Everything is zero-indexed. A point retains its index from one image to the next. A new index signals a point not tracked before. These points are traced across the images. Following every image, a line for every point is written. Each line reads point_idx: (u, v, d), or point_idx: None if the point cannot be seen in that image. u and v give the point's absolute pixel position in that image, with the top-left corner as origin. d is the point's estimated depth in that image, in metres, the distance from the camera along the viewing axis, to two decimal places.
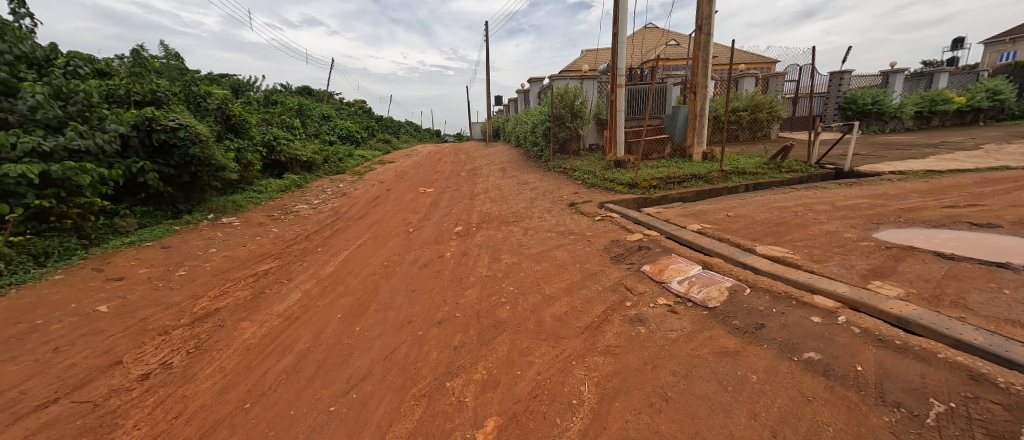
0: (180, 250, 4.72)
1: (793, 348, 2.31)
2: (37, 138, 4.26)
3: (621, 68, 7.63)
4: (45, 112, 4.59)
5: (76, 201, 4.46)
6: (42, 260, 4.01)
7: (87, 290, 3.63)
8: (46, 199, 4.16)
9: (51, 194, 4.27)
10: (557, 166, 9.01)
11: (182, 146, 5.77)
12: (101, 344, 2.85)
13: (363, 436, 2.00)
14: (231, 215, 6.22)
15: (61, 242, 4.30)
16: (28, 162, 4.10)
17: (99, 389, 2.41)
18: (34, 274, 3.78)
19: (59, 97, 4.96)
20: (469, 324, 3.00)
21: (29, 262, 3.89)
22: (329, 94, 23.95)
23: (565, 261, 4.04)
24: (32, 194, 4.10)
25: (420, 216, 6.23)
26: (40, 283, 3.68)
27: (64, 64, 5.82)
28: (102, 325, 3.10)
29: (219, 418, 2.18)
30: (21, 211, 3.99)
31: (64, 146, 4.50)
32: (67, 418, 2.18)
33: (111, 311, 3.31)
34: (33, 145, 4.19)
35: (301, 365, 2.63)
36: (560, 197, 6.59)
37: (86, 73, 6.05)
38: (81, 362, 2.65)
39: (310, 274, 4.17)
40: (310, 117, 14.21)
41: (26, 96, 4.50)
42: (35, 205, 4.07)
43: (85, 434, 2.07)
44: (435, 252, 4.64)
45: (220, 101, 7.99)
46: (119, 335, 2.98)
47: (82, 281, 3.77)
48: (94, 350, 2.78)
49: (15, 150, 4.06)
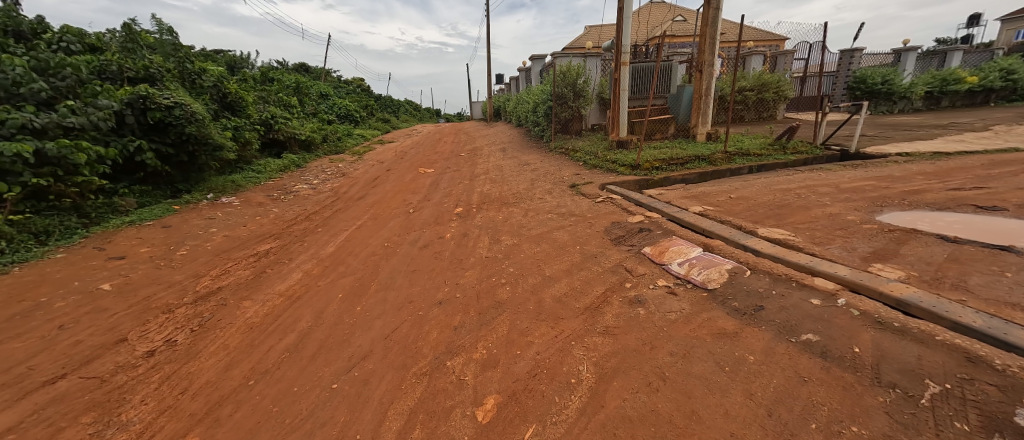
0: (181, 230, 4.73)
1: (791, 329, 2.32)
2: (28, 115, 4.22)
3: (626, 45, 7.43)
4: (34, 88, 4.51)
5: (73, 180, 4.43)
6: (43, 238, 4.03)
7: (90, 269, 3.65)
8: (43, 178, 4.14)
9: (48, 173, 4.25)
10: (558, 146, 8.91)
11: (177, 125, 5.72)
12: (106, 321, 2.89)
13: (365, 413, 2.04)
14: (231, 195, 6.21)
15: (61, 221, 4.30)
16: (21, 139, 4.08)
17: (105, 366, 2.45)
18: (36, 252, 3.81)
19: (47, 72, 4.88)
20: (469, 304, 3.02)
21: (30, 240, 3.91)
22: (327, 72, 23.52)
23: (565, 242, 4.05)
24: (29, 173, 4.07)
25: (420, 197, 6.20)
26: (44, 262, 3.71)
27: (54, 40, 5.76)
28: (105, 304, 3.13)
29: (222, 394, 2.23)
30: (20, 189, 3.98)
31: (57, 123, 4.46)
32: (75, 392, 2.22)
33: (114, 289, 3.34)
34: (25, 122, 4.16)
35: (303, 344, 2.66)
36: (561, 178, 6.55)
37: (78, 49, 5.98)
38: (87, 338, 2.70)
39: (310, 254, 4.17)
40: (307, 96, 14.02)
41: (14, 71, 4.41)
42: (33, 183, 4.06)
43: (96, 407, 2.13)
44: (435, 233, 4.62)
45: (216, 78, 7.86)
46: (123, 313, 3.01)
47: (84, 261, 3.79)
48: (99, 327, 2.82)
49: (6, 127, 4.04)
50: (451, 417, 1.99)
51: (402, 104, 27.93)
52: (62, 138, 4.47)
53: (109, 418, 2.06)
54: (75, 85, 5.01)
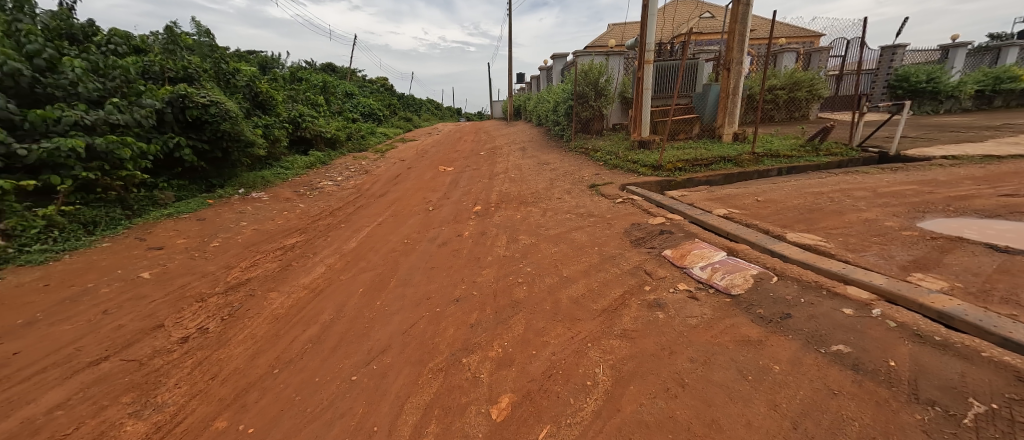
0: (214, 223, 4.91)
1: (820, 339, 2.21)
2: (80, 112, 4.46)
3: (650, 43, 7.28)
4: (86, 87, 4.76)
5: (119, 174, 4.65)
6: (91, 228, 4.25)
7: (131, 258, 3.83)
8: (92, 172, 4.36)
9: (96, 167, 4.46)
10: (579, 146, 8.82)
11: (213, 122, 5.94)
12: (145, 307, 3.02)
13: (383, 406, 2.06)
14: (261, 190, 6.41)
15: (107, 213, 4.52)
16: (73, 135, 4.33)
17: (143, 349, 2.55)
18: (85, 241, 4.02)
19: (97, 72, 5.14)
20: (486, 303, 3.01)
21: (79, 230, 4.13)
22: (352, 72, 24.03)
23: (583, 243, 3.99)
24: (80, 167, 4.30)
25: (440, 195, 6.24)
26: (91, 250, 3.91)
27: (103, 42, 6.07)
28: (145, 291, 3.27)
29: (249, 381, 2.29)
30: (71, 182, 4.21)
31: (105, 120, 4.69)
32: (117, 374, 2.32)
33: (152, 277, 3.49)
34: (77, 119, 4.40)
35: (325, 336, 2.71)
36: (581, 178, 6.48)
37: (123, 51, 6.27)
38: (127, 323, 2.82)
39: (333, 249, 4.25)
40: (333, 95, 14.35)
41: (69, 71, 4.66)
42: (82, 177, 4.28)
43: (134, 389, 2.22)
44: (453, 231, 4.64)
45: (249, 78, 8.13)
46: (160, 300, 3.14)
47: (126, 250, 3.97)
48: (139, 313, 2.95)
49: (61, 123, 4.30)
50: (466, 413, 1.98)
51: (424, 103, 28.26)
52: (108, 133, 4.71)
53: (146, 399, 2.15)
54: (121, 85, 5.26)
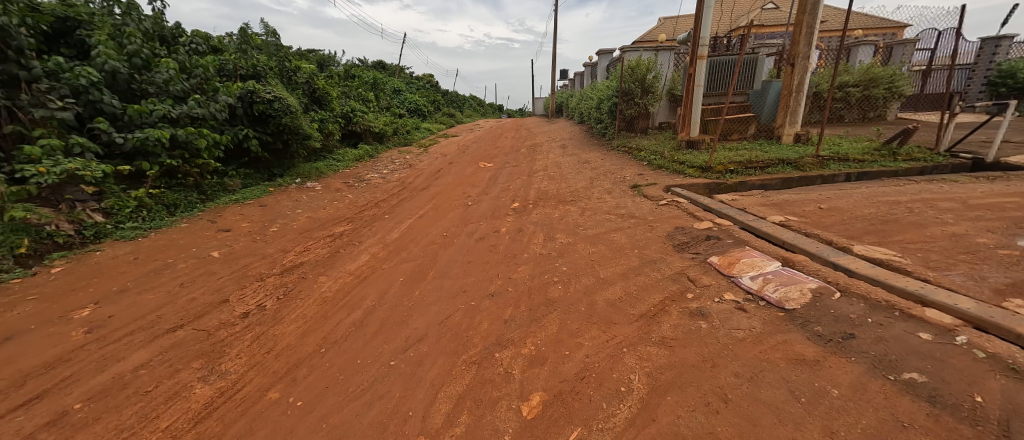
0: (273, 209, 5.22)
1: (889, 365, 1.99)
2: (167, 106, 4.95)
3: (704, 37, 6.92)
4: (174, 84, 5.27)
5: (196, 162, 5.11)
6: (172, 210, 4.70)
7: (203, 237, 4.16)
8: (175, 160, 4.83)
9: (178, 155, 4.94)
10: (622, 144, 8.56)
11: (276, 116, 6.29)
12: (213, 283, 3.25)
13: (418, 393, 2.09)
14: (315, 180, 6.74)
15: (186, 196, 4.97)
16: (161, 126, 4.82)
17: (212, 321, 2.76)
18: (168, 221, 4.47)
19: (183, 70, 5.68)
20: (520, 299, 2.97)
21: (163, 211, 4.59)
22: (401, 69, 24.81)
23: (622, 245, 3.85)
24: (165, 155, 4.78)
25: (479, 191, 6.27)
26: (172, 230, 4.32)
27: (187, 42, 6.61)
28: (214, 268, 3.55)
29: (299, 357, 2.41)
30: (158, 168, 4.69)
31: (187, 114, 5.17)
32: (189, 342, 2.52)
33: (222, 256, 3.77)
34: (164, 112, 4.90)
35: (367, 321, 2.79)
36: (623, 178, 6.28)
37: (203, 50, 6.78)
38: (200, 296, 3.06)
39: (377, 238, 4.39)
40: (382, 91, 14.87)
41: (164, 71, 5.22)
42: (167, 164, 4.75)
43: (203, 356, 2.40)
44: (491, 226, 4.64)
45: (308, 75, 8.56)
46: (227, 277, 3.38)
47: (200, 230, 4.32)
48: (209, 288, 3.19)
49: (152, 115, 4.82)
50: (497, 408, 1.96)
51: (467, 99, 28.65)
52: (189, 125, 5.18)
53: (213, 365, 2.33)
54: (202, 82, 5.75)
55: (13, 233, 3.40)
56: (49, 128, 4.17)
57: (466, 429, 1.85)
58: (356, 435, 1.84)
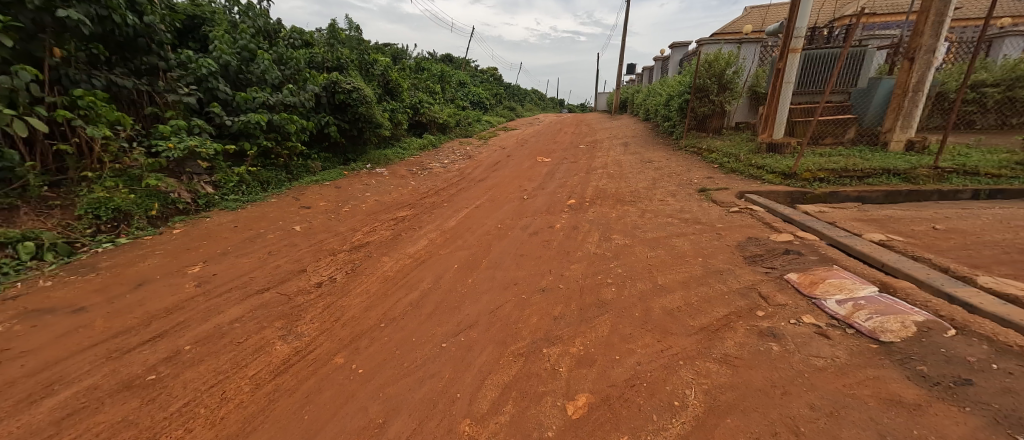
0: (346, 191, 5.60)
1: (1020, 423, 1.65)
2: (266, 94, 5.60)
3: (801, 28, 6.21)
4: (271, 74, 5.89)
5: (286, 145, 5.67)
6: (265, 186, 5.29)
7: (287, 213, 4.61)
8: (269, 141, 5.45)
9: (272, 138, 5.55)
10: (690, 144, 8.05)
11: (354, 105, 6.71)
12: (292, 255, 3.61)
13: (466, 377, 2.14)
14: (383, 166, 7.11)
15: (277, 175, 5.55)
16: (260, 111, 5.47)
17: (291, 287, 3.08)
18: (261, 195, 5.07)
19: (281, 62, 6.33)
20: (572, 297, 2.90)
21: (258, 187, 5.19)
22: (467, 61, 25.42)
23: (685, 252, 3.61)
24: (262, 137, 5.41)
25: (536, 185, 6.23)
26: (264, 204, 4.87)
27: (286, 37, 7.30)
28: (296, 240, 3.93)
29: (362, 329, 2.59)
30: (255, 148, 5.33)
31: (282, 102, 5.77)
32: (273, 303, 2.85)
33: (302, 230, 4.17)
34: (263, 100, 5.54)
35: (423, 302, 2.90)
36: (689, 181, 5.90)
37: (298, 44, 7.43)
38: (284, 265, 3.42)
39: (436, 225, 4.53)
40: (448, 83, 15.35)
41: (262, 63, 5.82)
42: (263, 145, 5.38)
43: (283, 317, 2.69)
44: (545, 222, 4.59)
45: (384, 67, 8.92)
46: (306, 249, 3.74)
47: (285, 206, 4.80)
48: (290, 257, 3.56)
49: (254, 102, 5.48)
50: (543, 403, 1.94)
51: (529, 93, 28.63)
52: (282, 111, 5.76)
53: (292, 326, 2.60)
54: (294, 73, 6.35)
55: (149, 197, 4.08)
56: (176, 111, 4.93)
57: (511, 419, 1.87)
58: (409, 408, 1.94)
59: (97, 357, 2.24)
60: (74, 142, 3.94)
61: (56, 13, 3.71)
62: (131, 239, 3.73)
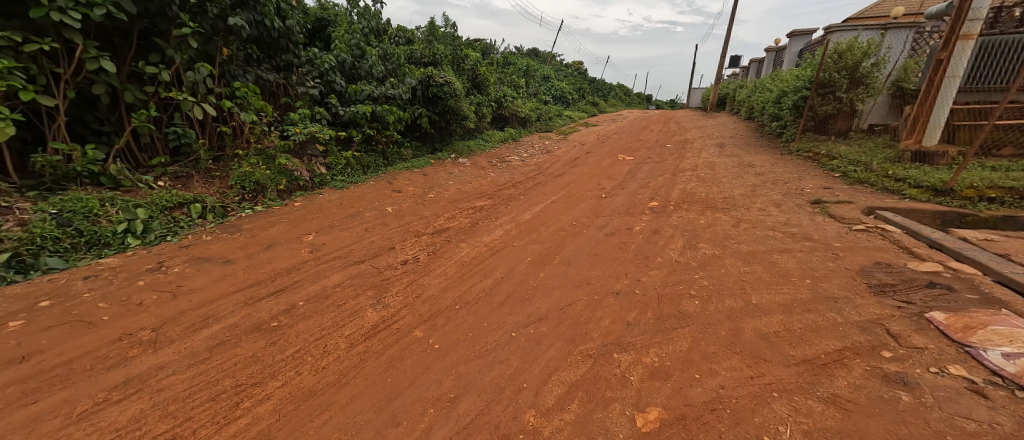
0: (431, 178, 5.89)
1: None
2: (372, 88, 6.15)
3: (981, 8, 5.10)
4: (376, 69, 6.44)
5: (385, 133, 6.14)
6: (366, 170, 5.80)
7: (381, 195, 5.00)
8: (371, 129, 5.96)
9: (374, 126, 6.05)
10: (804, 148, 7.06)
11: (445, 98, 7.03)
12: (381, 233, 3.89)
13: (533, 369, 2.11)
14: (466, 157, 7.35)
15: (376, 160, 6.05)
16: (366, 103, 6.02)
17: (381, 262, 3.33)
18: (361, 178, 5.55)
19: (385, 58, 6.89)
20: (649, 305, 2.70)
21: (360, 170, 5.70)
22: (553, 55, 25.28)
23: (789, 270, 3.15)
24: (365, 125, 5.94)
25: (616, 184, 5.95)
26: (363, 186, 5.34)
27: (393, 35, 7.93)
28: (389, 220, 4.24)
29: (438, 308, 2.69)
30: (360, 135, 5.86)
31: (384, 94, 6.27)
32: (362, 276, 3.10)
33: (395, 212, 4.49)
34: (369, 92, 6.09)
35: (495, 289, 2.93)
36: (798, 190, 5.16)
37: (401, 41, 7.99)
38: (372, 242, 3.70)
39: (512, 217, 4.55)
40: (533, 77, 15.40)
41: (370, 59, 6.42)
42: (366, 132, 5.90)
43: (373, 288, 2.93)
44: (624, 223, 4.35)
45: (474, 62, 9.21)
46: (396, 229, 4.02)
47: (378, 189, 5.20)
48: (386, 235, 3.87)
49: (361, 94, 6.05)
50: (610, 409, 1.83)
51: (614, 88, 27.58)
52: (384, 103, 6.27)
53: (381, 296, 2.83)
54: (396, 68, 6.86)
55: (279, 174, 4.70)
56: (303, 101, 5.65)
57: (575, 418, 1.79)
58: (477, 388, 1.98)
59: (229, 303, 2.66)
60: (232, 125, 4.79)
61: (227, 20, 4.51)
62: (264, 208, 4.36)
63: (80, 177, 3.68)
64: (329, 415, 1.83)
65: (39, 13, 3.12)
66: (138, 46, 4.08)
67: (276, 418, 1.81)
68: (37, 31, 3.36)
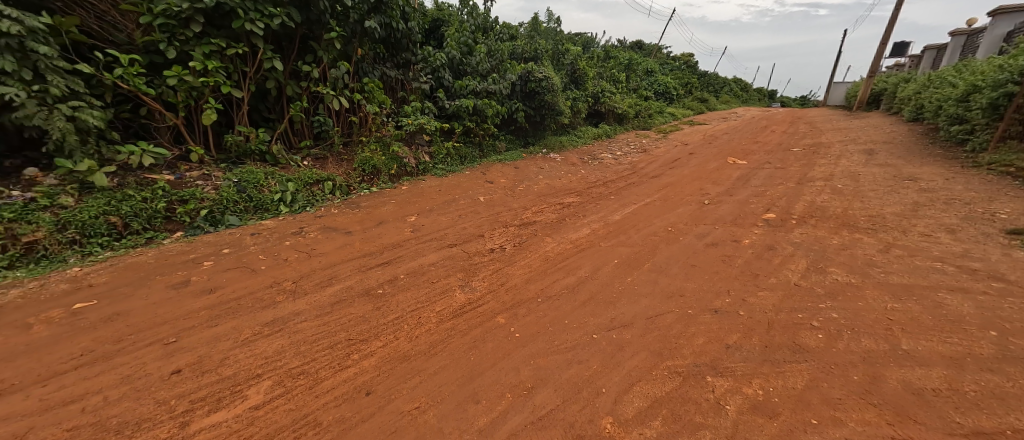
0: (521, 171, 5.91)
1: None
2: (476, 83, 6.38)
3: None
4: (481, 65, 6.68)
5: (484, 126, 6.31)
6: (463, 161, 6.04)
7: (469, 184, 5.16)
8: (471, 122, 6.18)
9: (474, 119, 6.26)
10: (998, 163, 5.47)
11: (542, 93, 6.99)
12: (469, 220, 4.00)
13: (613, 376, 1.95)
14: (556, 153, 7.24)
15: (473, 151, 6.27)
16: (468, 97, 6.27)
17: (468, 248, 3.41)
18: (457, 167, 5.79)
19: (490, 55, 7.10)
20: (756, 329, 2.32)
21: (457, 160, 5.95)
22: (660, 48, 23.66)
23: (960, 315, 2.45)
24: (466, 118, 6.18)
25: (722, 190, 5.31)
26: (459, 175, 5.58)
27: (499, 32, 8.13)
28: (479, 210, 4.34)
29: (520, 298, 2.65)
30: (460, 127, 6.12)
31: (486, 89, 6.46)
32: (449, 259, 3.21)
33: (485, 201, 4.59)
34: (472, 87, 6.33)
35: (579, 288, 2.79)
36: (982, 215, 4.01)
37: (506, 38, 8.10)
38: (461, 228, 3.82)
39: (600, 216, 4.32)
40: (635, 72, 14.58)
41: (478, 56, 6.68)
42: (465, 124, 6.14)
43: (458, 271, 3.01)
44: (730, 234, 3.84)
45: (574, 56, 9.01)
46: (482, 218, 4.09)
47: (471, 179, 5.37)
48: (471, 222, 3.96)
49: (466, 89, 6.33)
50: (698, 438, 1.60)
51: (729, 84, 24.82)
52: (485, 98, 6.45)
53: (468, 279, 2.90)
54: (499, 63, 7.02)
55: (392, 160, 5.12)
56: (417, 95, 6.09)
57: (658, 436, 1.61)
58: (556, 383, 1.90)
59: (336, 268, 2.97)
60: (360, 116, 5.38)
61: (366, 24, 5.07)
62: (378, 189, 4.80)
63: (253, 154, 4.49)
64: (420, 379, 1.92)
65: (239, 24, 3.88)
66: (299, 48, 4.81)
67: (376, 374, 1.97)
68: (235, 39, 4.16)
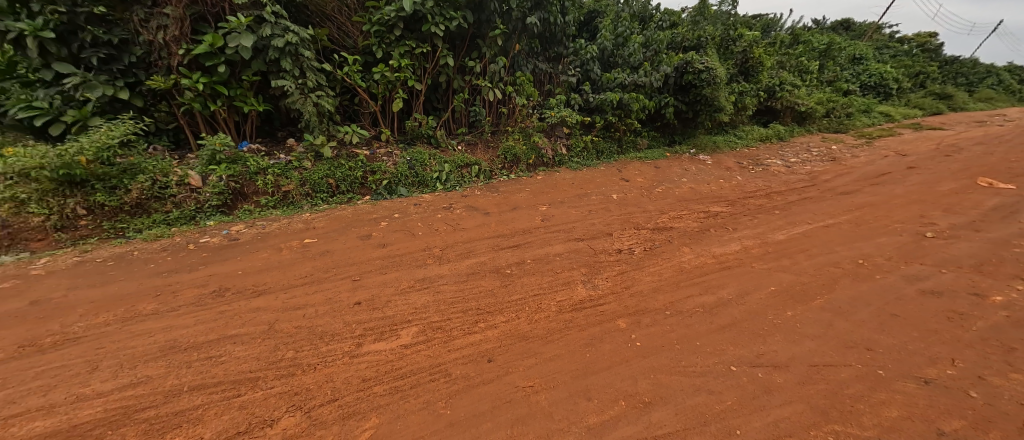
0: (663, 172, 5.57)
1: None
2: (624, 76, 6.20)
3: None
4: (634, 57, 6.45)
5: (627, 121, 6.11)
6: (599, 155, 6.03)
7: (606, 181, 5.12)
8: (614, 116, 6.05)
9: (619, 113, 6.11)
10: None
11: (700, 86, 6.35)
12: (603, 218, 3.99)
13: (753, 418, 1.74)
14: (707, 154, 6.58)
15: (611, 146, 6.19)
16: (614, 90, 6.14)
17: (598, 246, 3.43)
18: (592, 161, 5.82)
19: (645, 45, 6.76)
20: (973, 411, 1.75)
21: (594, 155, 5.96)
22: (874, 29, 18.78)
23: None
24: (610, 112, 6.08)
25: (946, 219, 4.05)
26: (595, 170, 5.58)
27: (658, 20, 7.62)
28: (613, 208, 4.28)
29: (647, 307, 2.58)
30: (602, 121, 6.06)
31: (635, 82, 6.21)
32: (580, 253, 3.28)
33: (620, 200, 4.50)
34: (620, 80, 6.19)
35: (718, 310, 2.55)
36: None
37: (664, 25, 7.42)
38: (594, 224, 3.84)
39: (756, 232, 3.81)
40: (831, 60, 11.98)
41: (632, 47, 6.46)
42: (608, 119, 6.05)
43: (586, 267, 3.07)
44: (948, 278, 2.94)
45: (748, 43, 7.87)
46: (617, 217, 4.03)
47: (608, 176, 5.31)
48: (604, 220, 3.95)
49: (614, 82, 6.21)
50: None
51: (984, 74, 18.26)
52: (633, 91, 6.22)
53: (595, 276, 2.93)
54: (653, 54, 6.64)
55: (531, 150, 5.44)
56: (563, 88, 6.24)
57: None
58: (677, 405, 1.81)
59: (477, 245, 3.35)
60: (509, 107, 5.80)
61: (527, 21, 5.42)
62: (516, 177, 5.17)
63: (423, 138, 5.30)
64: (535, 361, 2.07)
65: (428, 28, 4.63)
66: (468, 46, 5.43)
67: (498, 344, 2.20)
68: (423, 39, 4.94)
